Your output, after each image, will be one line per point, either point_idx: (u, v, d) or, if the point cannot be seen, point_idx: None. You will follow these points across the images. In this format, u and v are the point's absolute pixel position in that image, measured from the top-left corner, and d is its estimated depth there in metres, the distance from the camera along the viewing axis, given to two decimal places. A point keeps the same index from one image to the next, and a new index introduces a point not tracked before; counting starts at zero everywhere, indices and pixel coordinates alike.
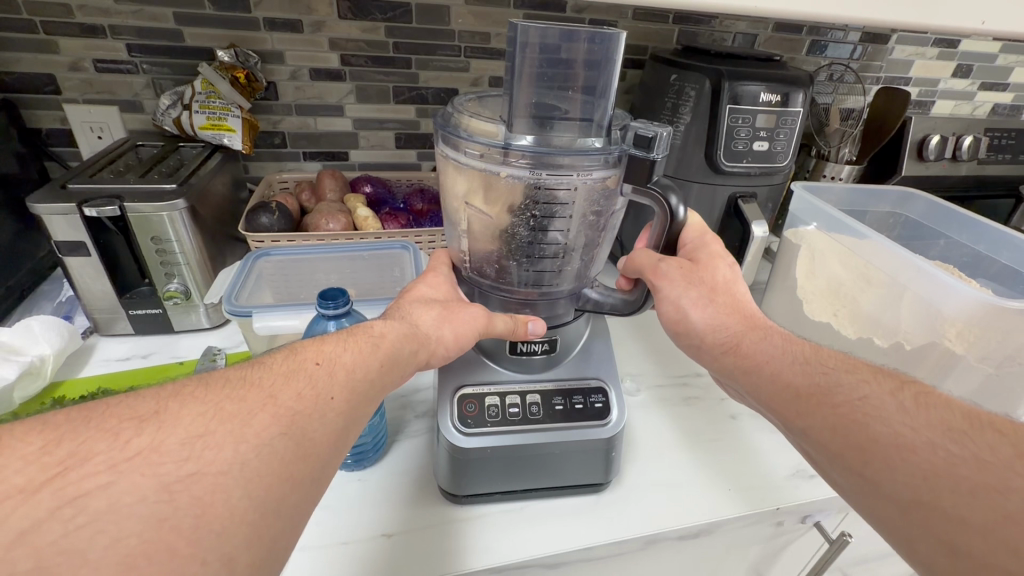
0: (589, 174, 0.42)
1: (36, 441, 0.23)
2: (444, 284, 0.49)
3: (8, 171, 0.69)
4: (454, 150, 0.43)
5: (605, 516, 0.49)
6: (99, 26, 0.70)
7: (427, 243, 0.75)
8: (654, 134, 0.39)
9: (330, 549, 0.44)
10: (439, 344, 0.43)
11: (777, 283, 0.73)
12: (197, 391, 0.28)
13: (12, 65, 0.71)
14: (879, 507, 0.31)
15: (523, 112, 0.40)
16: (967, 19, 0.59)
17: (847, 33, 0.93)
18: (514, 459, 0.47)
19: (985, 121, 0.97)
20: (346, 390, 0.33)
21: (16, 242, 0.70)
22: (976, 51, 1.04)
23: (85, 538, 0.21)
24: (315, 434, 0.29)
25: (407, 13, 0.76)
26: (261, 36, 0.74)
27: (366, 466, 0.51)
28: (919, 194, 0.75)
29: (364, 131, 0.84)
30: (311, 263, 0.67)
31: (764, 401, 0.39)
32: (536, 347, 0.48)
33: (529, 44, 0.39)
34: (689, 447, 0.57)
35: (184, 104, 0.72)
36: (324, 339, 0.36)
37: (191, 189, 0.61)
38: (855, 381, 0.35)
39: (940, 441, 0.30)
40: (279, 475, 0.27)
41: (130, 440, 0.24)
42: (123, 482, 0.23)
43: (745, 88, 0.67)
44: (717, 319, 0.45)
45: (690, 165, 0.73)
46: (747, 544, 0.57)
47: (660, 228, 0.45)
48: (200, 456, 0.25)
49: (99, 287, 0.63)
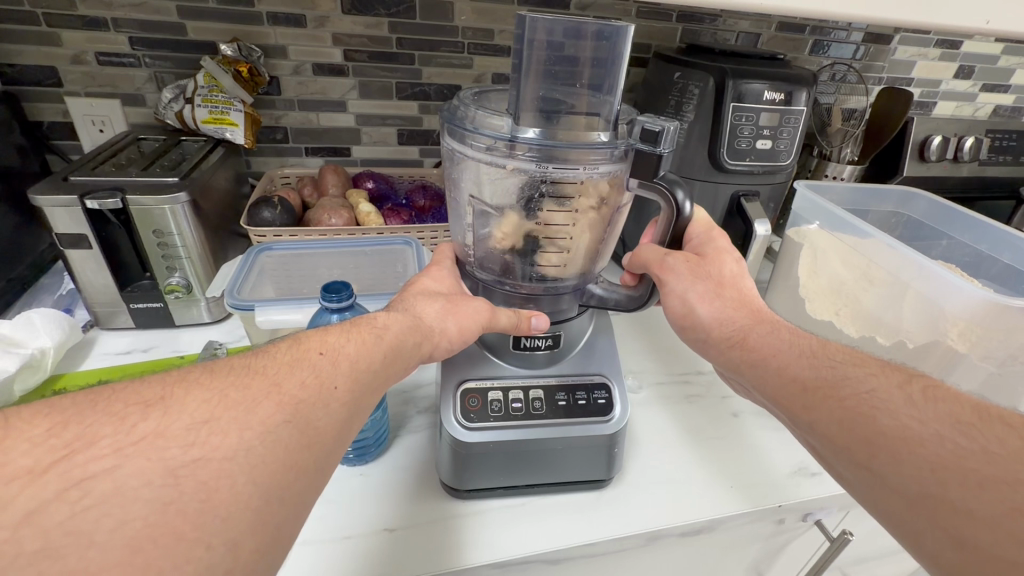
0: (595, 169, 0.42)
1: (42, 424, 0.23)
2: (448, 277, 0.49)
3: (9, 164, 0.69)
4: (461, 143, 0.43)
5: (607, 512, 0.49)
6: (102, 19, 0.70)
7: (429, 239, 0.75)
8: (661, 129, 0.39)
9: (331, 543, 0.44)
10: (442, 337, 0.43)
11: (780, 282, 0.73)
12: (202, 378, 0.28)
13: (14, 57, 0.70)
14: (884, 500, 0.31)
15: (529, 106, 0.40)
16: (971, 18, 0.59)
17: (850, 33, 0.93)
18: (517, 453, 0.47)
19: (986, 123, 0.97)
20: (350, 380, 0.33)
21: (17, 235, 0.69)
22: (977, 52, 1.04)
23: (92, 520, 0.21)
24: (320, 423, 0.29)
25: (410, 9, 0.76)
26: (265, 30, 0.74)
27: (367, 461, 0.51)
28: (922, 194, 0.75)
29: (366, 127, 0.84)
30: (313, 258, 0.67)
31: (770, 395, 0.39)
32: (539, 343, 0.48)
33: (536, 40, 0.39)
34: (691, 444, 0.56)
35: (187, 98, 0.72)
36: (327, 330, 0.36)
37: (193, 183, 0.61)
38: (862, 375, 0.35)
39: (950, 434, 0.30)
40: (283, 462, 0.27)
41: (136, 425, 0.24)
42: (130, 466, 0.22)
43: (749, 86, 0.67)
44: (725, 313, 0.44)
45: (693, 163, 0.73)
46: (748, 542, 0.57)
47: (666, 223, 0.45)
48: (204, 442, 0.25)
49: (100, 280, 0.62)
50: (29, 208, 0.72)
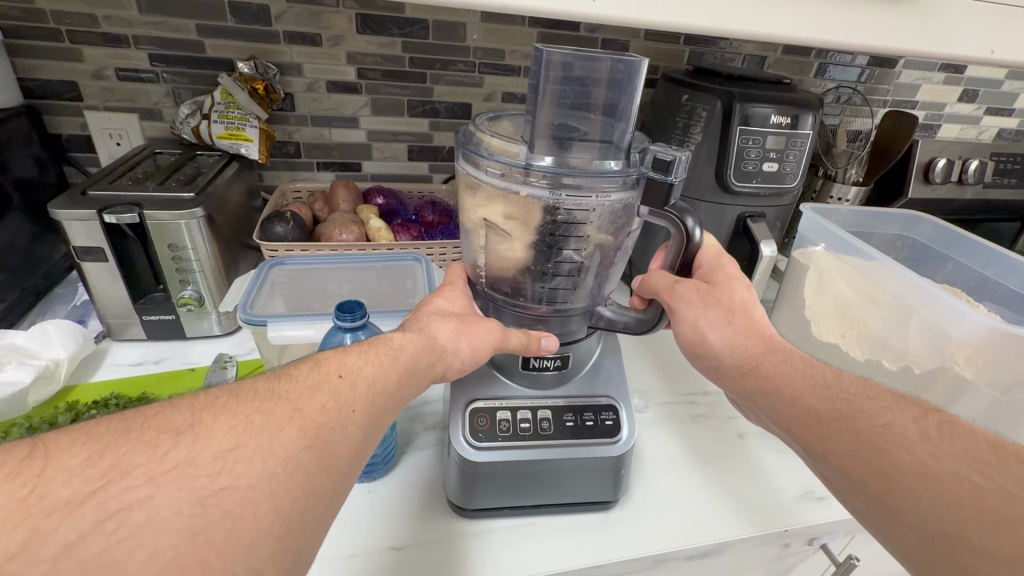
0: (607, 196, 0.42)
1: (80, 452, 0.24)
2: (461, 297, 0.49)
3: (27, 175, 0.70)
4: (475, 168, 0.44)
5: (613, 534, 0.49)
6: (123, 36, 0.72)
7: (438, 255, 0.75)
8: (673, 159, 0.40)
9: (339, 561, 0.44)
10: (455, 358, 0.43)
11: (786, 302, 0.74)
12: (229, 404, 0.28)
13: (36, 72, 0.72)
14: (900, 535, 0.31)
15: (544, 133, 0.41)
16: (976, 50, 0.60)
17: (854, 57, 0.95)
18: (525, 475, 0.47)
19: (991, 146, 0.98)
20: (367, 403, 0.33)
21: (33, 246, 0.71)
22: (980, 77, 1.05)
23: (126, 552, 0.21)
24: (338, 447, 0.30)
25: (424, 29, 0.77)
26: (281, 48, 0.75)
27: (376, 478, 0.52)
28: (927, 218, 0.76)
29: (377, 143, 0.85)
30: (323, 274, 0.67)
31: (784, 425, 0.40)
32: (548, 363, 0.49)
33: (552, 64, 0.40)
34: (699, 466, 0.57)
35: (204, 113, 0.74)
36: (346, 351, 0.36)
37: (209, 198, 0.62)
38: (878, 408, 0.35)
39: (966, 472, 0.30)
40: (304, 488, 0.27)
41: (168, 453, 0.25)
42: (162, 495, 0.23)
43: (756, 109, 0.68)
44: (735, 340, 0.45)
45: (700, 183, 0.74)
46: (754, 565, 0.57)
47: (676, 249, 0.46)
48: (231, 469, 0.25)
49: (115, 293, 0.63)
50: (45, 219, 0.73)
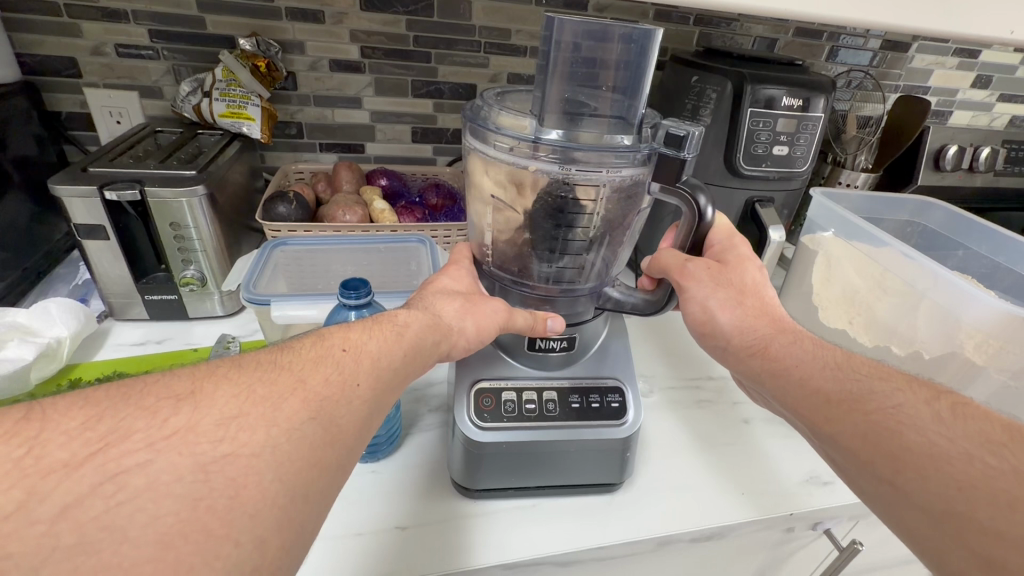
0: (617, 172, 0.41)
1: (77, 417, 0.23)
2: (466, 277, 0.49)
3: (27, 153, 0.69)
4: (482, 143, 0.43)
5: (617, 515, 0.48)
6: (122, 11, 0.70)
7: (443, 238, 0.75)
8: (685, 133, 0.39)
9: (343, 539, 0.44)
10: (460, 336, 0.43)
11: (794, 288, 0.73)
12: (230, 373, 0.28)
13: (34, 48, 0.71)
14: (908, 517, 0.31)
15: (554, 108, 0.41)
16: (996, 29, 0.58)
17: (867, 40, 0.93)
18: (530, 456, 0.46)
19: (1003, 133, 0.96)
20: (372, 379, 0.33)
21: (33, 225, 0.70)
22: (995, 62, 1.03)
23: (126, 515, 0.21)
24: (343, 421, 0.29)
25: (428, 7, 0.76)
26: (283, 25, 0.74)
27: (379, 459, 0.51)
28: (939, 204, 0.75)
29: (381, 124, 0.84)
30: (327, 254, 0.66)
31: (792, 407, 0.39)
32: (554, 344, 0.48)
33: (562, 42, 0.39)
34: (703, 450, 0.56)
35: (205, 91, 0.72)
36: (350, 326, 0.36)
37: (210, 176, 0.61)
38: (889, 390, 0.35)
39: (979, 453, 0.29)
40: (308, 460, 0.27)
41: (168, 419, 0.24)
42: (161, 461, 0.23)
43: (768, 91, 0.67)
44: (745, 321, 0.44)
45: (709, 166, 0.73)
46: (757, 548, 0.57)
47: (688, 228, 0.45)
48: (233, 438, 0.25)
49: (116, 272, 0.63)
50: (46, 197, 0.72)
